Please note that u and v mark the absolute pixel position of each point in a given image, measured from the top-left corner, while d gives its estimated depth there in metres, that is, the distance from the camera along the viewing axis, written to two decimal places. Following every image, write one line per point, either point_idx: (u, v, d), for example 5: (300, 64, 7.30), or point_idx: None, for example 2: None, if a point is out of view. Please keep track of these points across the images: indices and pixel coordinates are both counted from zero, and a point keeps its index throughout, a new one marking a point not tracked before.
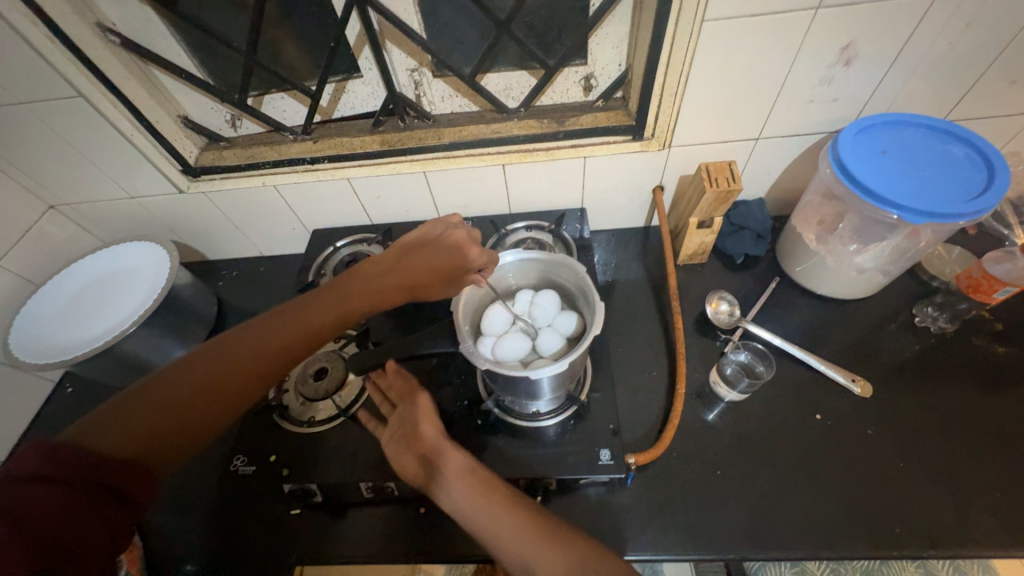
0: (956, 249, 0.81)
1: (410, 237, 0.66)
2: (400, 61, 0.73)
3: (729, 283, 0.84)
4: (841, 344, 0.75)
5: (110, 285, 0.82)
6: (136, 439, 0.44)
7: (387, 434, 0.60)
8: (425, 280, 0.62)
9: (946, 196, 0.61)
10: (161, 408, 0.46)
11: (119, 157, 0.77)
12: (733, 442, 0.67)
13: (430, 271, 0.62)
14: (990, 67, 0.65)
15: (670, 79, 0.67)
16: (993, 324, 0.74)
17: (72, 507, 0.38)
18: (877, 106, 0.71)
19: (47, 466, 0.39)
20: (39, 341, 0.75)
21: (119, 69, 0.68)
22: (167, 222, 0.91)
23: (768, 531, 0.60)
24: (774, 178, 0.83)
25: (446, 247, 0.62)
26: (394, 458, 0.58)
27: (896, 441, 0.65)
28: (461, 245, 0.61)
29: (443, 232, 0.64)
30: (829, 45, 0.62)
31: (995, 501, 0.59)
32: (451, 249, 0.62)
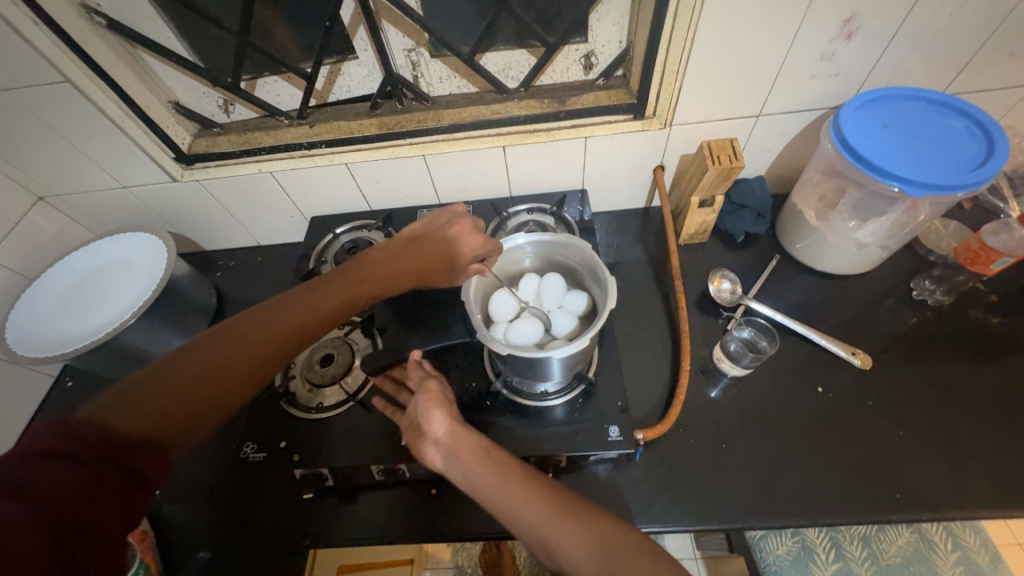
0: (952, 224, 0.83)
1: (415, 227, 0.67)
2: (397, 41, 0.72)
3: (730, 261, 0.85)
4: (840, 319, 0.77)
5: (106, 277, 0.81)
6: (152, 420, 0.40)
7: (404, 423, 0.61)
8: (435, 266, 0.63)
9: (946, 169, 0.61)
10: (176, 388, 0.42)
11: (109, 146, 0.75)
12: (738, 416, 0.69)
13: (439, 258, 0.63)
14: (990, 39, 0.65)
15: (672, 56, 0.66)
16: (988, 295, 0.75)
17: (90, 486, 0.35)
18: (877, 81, 0.71)
19: (64, 443, 0.36)
20: (38, 336, 0.74)
21: (106, 52, 0.66)
22: (161, 213, 0.90)
23: (773, 500, 0.62)
24: (773, 155, 0.83)
25: (456, 236, 0.64)
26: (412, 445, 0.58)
27: (895, 411, 0.67)
28: (470, 235, 0.64)
29: (450, 222, 0.66)
30: (831, 18, 0.62)
31: (991, 465, 0.61)
32: (459, 237, 0.64)
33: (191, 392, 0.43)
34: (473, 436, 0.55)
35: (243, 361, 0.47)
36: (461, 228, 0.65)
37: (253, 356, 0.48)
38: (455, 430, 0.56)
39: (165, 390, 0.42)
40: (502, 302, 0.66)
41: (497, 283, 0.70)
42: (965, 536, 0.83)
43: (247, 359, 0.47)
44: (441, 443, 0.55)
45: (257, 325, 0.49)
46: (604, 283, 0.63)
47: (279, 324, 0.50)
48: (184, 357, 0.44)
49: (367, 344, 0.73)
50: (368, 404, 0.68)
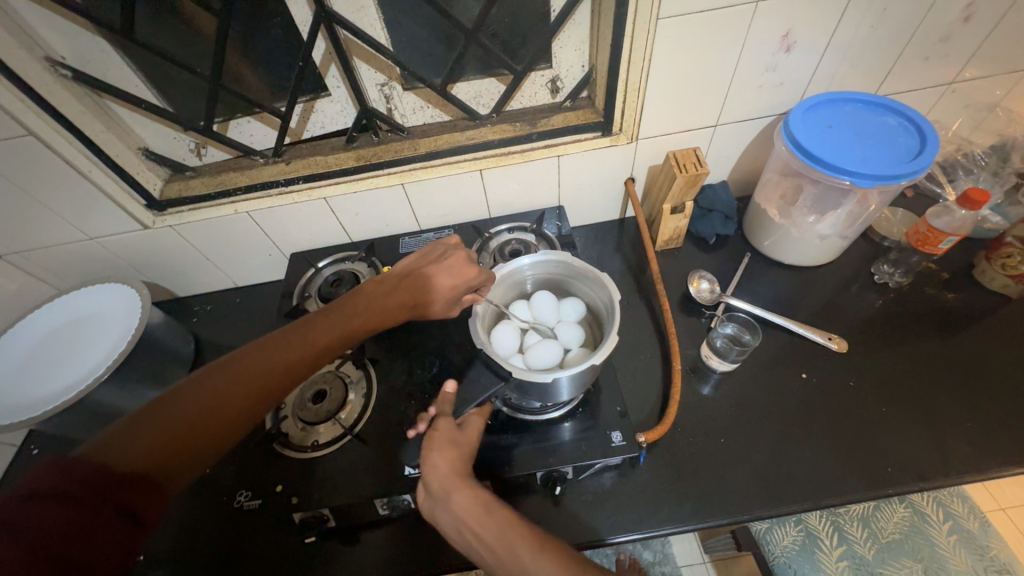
0: (899, 211, 0.90)
1: (411, 258, 0.67)
2: (369, 77, 0.74)
3: (706, 263, 0.89)
4: (813, 307, 0.81)
5: (73, 333, 0.77)
6: (148, 457, 0.42)
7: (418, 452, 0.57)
8: (427, 297, 0.62)
9: (890, 161, 0.67)
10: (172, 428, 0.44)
11: (75, 197, 0.73)
12: (731, 409, 0.71)
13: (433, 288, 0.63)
14: (908, 45, 0.73)
15: (633, 75, 0.70)
16: (941, 273, 0.81)
17: (84, 525, 0.37)
18: (817, 87, 0.78)
19: (63, 482, 0.37)
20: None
21: (72, 102, 0.65)
22: (131, 261, 0.87)
23: (775, 488, 0.63)
24: (733, 161, 0.89)
25: (451, 265, 0.64)
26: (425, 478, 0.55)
27: (875, 389, 0.70)
28: (462, 264, 0.64)
29: (446, 253, 0.66)
30: (771, 34, 0.68)
31: (967, 430, 0.65)
32: (453, 267, 0.64)
33: (186, 430, 0.44)
34: (468, 487, 0.50)
35: (234, 400, 0.47)
36: (454, 256, 0.65)
37: (246, 394, 0.48)
38: (448, 478, 0.50)
39: (161, 426, 0.43)
40: (503, 336, 0.67)
41: (489, 318, 0.71)
42: (953, 505, 0.87)
43: (238, 400, 0.47)
44: (432, 491, 0.51)
45: (251, 363, 0.50)
46: (597, 282, 0.68)
47: (271, 362, 0.50)
48: (180, 395, 0.46)
49: (360, 377, 0.72)
50: (366, 437, 0.66)
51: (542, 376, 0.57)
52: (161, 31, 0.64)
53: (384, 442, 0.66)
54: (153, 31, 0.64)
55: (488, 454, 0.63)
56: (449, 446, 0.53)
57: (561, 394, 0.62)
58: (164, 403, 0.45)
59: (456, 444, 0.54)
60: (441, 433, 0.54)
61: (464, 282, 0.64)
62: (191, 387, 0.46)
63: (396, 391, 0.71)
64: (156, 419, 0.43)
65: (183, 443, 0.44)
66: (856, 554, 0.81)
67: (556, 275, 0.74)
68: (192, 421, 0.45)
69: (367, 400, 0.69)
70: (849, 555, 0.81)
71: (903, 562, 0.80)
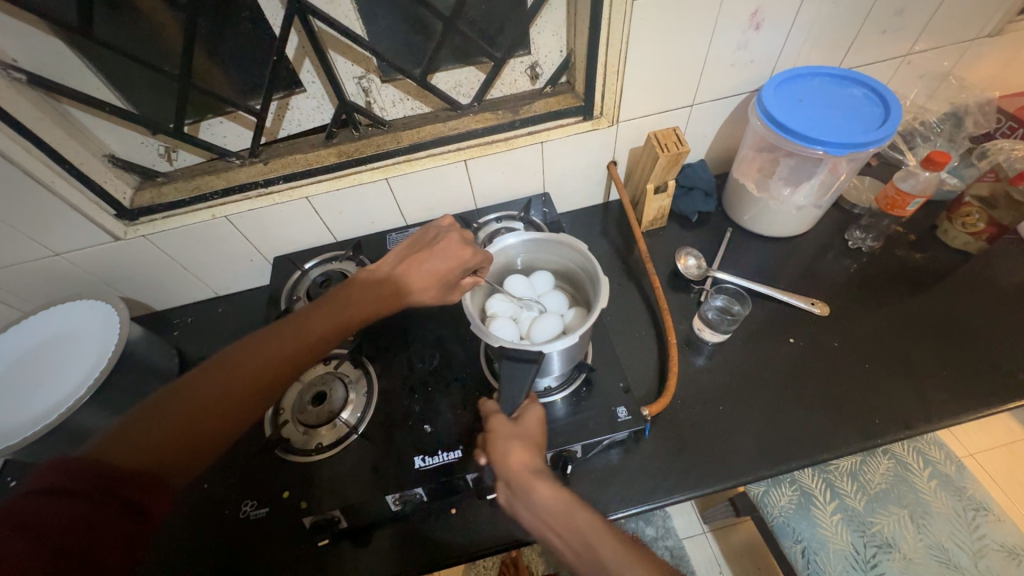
0: (866, 179, 0.94)
1: (401, 245, 0.66)
2: (346, 70, 0.72)
3: (690, 240, 0.91)
4: (795, 275, 0.84)
5: (44, 354, 0.72)
6: (151, 454, 0.42)
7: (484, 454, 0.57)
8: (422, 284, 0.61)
9: (857, 130, 0.70)
10: (171, 426, 0.44)
11: (36, 210, 0.68)
12: (726, 378, 0.73)
13: (427, 274, 0.61)
14: (867, 19, 0.77)
15: (611, 58, 0.71)
16: (908, 235, 0.86)
17: (89, 520, 0.37)
18: (786, 63, 0.81)
19: (64, 480, 0.37)
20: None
21: (29, 109, 0.62)
22: (101, 276, 0.82)
23: (774, 448, 0.66)
24: (709, 139, 0.91)
25: (443, 249, 0.62)
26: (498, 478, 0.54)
27: (857, 347, 0.74)
28: (456, 245, 0.62)
29: (435, 235, 0.65)
30: (742, 12, 0.70)
31: (943, 378, 0.69)
32: (446, 251, 0.62)
33: (185, 426, 0.44)
34: (538, 483, 0.50)
35: (232, 397, 0.47)
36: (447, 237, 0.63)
37: (242, 391, 0.47)
38: (519, 474, 0.51)
39: (159, 426, 0.43)
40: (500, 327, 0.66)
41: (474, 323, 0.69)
42: (932, 452, 0.92)
43: (235, 397, 0.47)
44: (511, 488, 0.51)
45: (243, 361, 0.49)
46: (555, 244, 0.71)
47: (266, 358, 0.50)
48: (176, 395, 0.45)
49: (359, 375, 0.71)
50: (372, 435, 0.65)
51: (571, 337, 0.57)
52: (122, 29, 0.61)
53: (390, 439, 0.65)
54: (113, 29, 0.61)
55: None
56: (514, 441, 0.53)
57: (565, 362, 0.63)
58: (158, 406, 0.44)
59: (522, 438, 0.54)
60: (503, 430, 0.55)
61: (460, 266, 0.62)
62: (186, 386, 0.46)
63: (398, 387, 0.70)
64: (153, 420, 0.43)
65: (184, 439, 0.43)
66: (848, 506, 0.85)
67: (511, 257, 0.75)
68: (190, 418, 0.44)
69: (369, 399, 0.69)
70: (842, 509, 0.85)
71: (891, 509, 0.84)
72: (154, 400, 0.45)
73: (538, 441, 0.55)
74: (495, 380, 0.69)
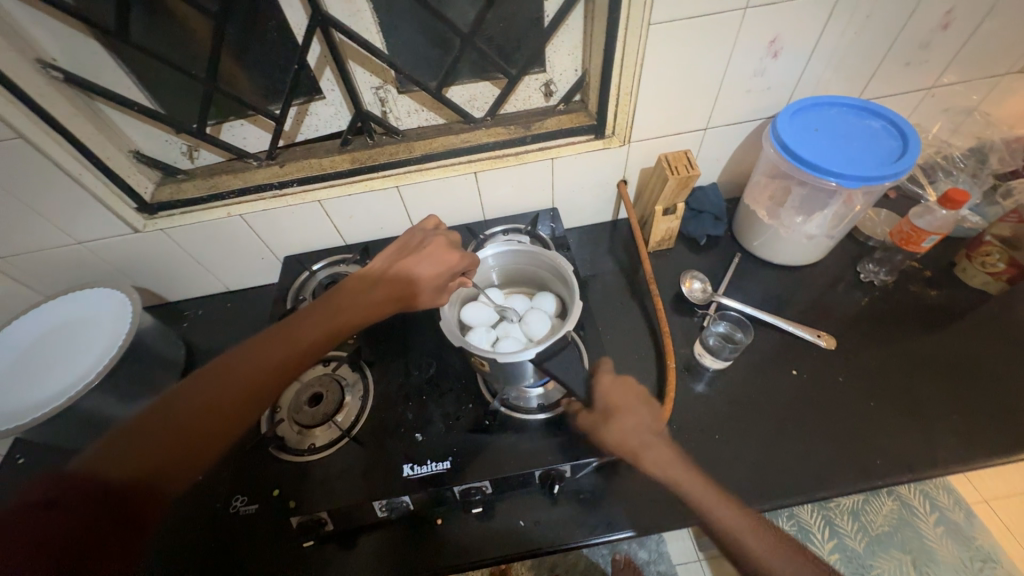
0: (883, 212, 0.92)
1: (390, 248, 0.66)
2: (364, 80, 0.74)
3: (697, 263, 0.90)
4: (803, 306, 0.83)
5: (60, 338, 0.75)
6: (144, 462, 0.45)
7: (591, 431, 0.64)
8: (412, 288, 0.61)
9: (873, 163, 0.69)
10: (163, 437, 0.47)
11: (63, 199, 0.71)
12: (725, 407, 0.72)
13: (418, 278, 0.62)
14: (889, 50, 0.75)
15: (625, 80, 0.72)
16: (924, 272, 0.84)
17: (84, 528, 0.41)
18: (803, 91, 0.80)
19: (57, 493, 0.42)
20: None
21: (64, 105, 0.65)
22: (120, 266, 0.85)
23: (770, 483, 0.64)
24: (722, 163, 0.91)
25: (431, 254, 0.63)
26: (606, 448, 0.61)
27: (863, 384, 0.72)
28: (443, 250, 0.64)
29: (422, 239, 0.66)
30: (760, 40, 0.70)
31: (953, 423, 0.67)
32: (432, 256, 0.64)
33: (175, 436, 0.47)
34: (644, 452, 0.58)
35: (221, 404, 0.49)
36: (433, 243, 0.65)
37: (232, 399, 0.50)
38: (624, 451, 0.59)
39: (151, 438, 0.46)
40: (504, 346, 0.65)
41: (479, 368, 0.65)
42: (940, 497, 0.89)
43: (224, 405, 0.49)
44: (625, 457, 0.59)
45: (232, 371, 0.51)
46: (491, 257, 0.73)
47: (255, 366, 0.52)
48: (169, 404, 0.48)
49: (356, 379, 0.72)
50: (365, 439, 0.66)
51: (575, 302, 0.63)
52: (154, 33, 0.64)
53: (382, 444, 0.65)
54: (145, 32, 0.64)
55: (487, 456, 0.63)
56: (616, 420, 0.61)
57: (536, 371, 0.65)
58: (152, 416, 0.47)
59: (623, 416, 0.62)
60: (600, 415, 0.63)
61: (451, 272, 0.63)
62: (180, 396, 0.49)
63: (394, 393, 0.71)
64: (146, 430, 0.46)
65: (174, 448, 0.46)
66: (847, 546, 0.83)
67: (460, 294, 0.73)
68: (179, 429, 0.47)
69: (363, 403, 0.70)
70: (841, 549, 0.83)
71: (894, 554, 0.82)
72: (150, 409, 0.48)
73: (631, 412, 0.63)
74: (490, 393, 0.70)
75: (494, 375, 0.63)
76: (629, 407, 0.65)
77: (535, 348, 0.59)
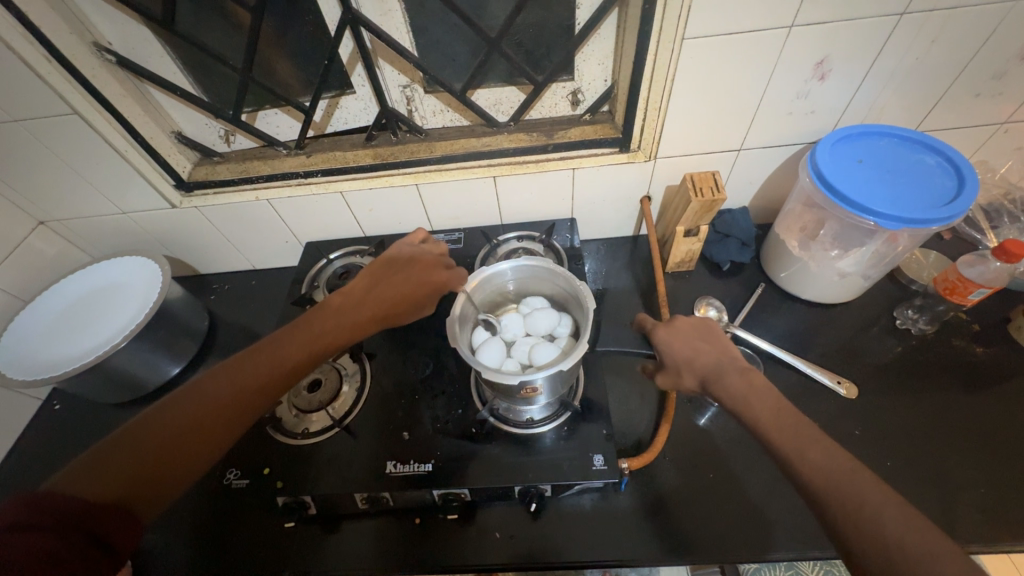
0: (932, 254, 0.85)
1: (373, 265, 0.66)
2: (392, 78, 0.76)
3: (717, 290, 0.86)
4: (826, 348, 0.77)
5: (97, 300, 0.81)
6: (121, 484, 0.43)
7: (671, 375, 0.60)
8: (398, 305, 0.62)
9: (921, 204, 0.63)
10: (138, 459, 0.45)
11: (110, 173, 0.77)
12: (724, 445, 0.69)
13: (403, 294, 0.63)
14: (956, 79, 0.69)
15: (654, 94, 0.69)
16: (971, 325, 0.76)
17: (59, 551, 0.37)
18: (851, 118, 0.74)
19: (30, 515, 0.38)
20: (15, 346, 0.75)
21: (114, 86, 0.70)
22: (158, 236, 0.91)
23: (762, 533, 0.61)
24: (755, 187, 0.86)
25: (415, 274, 0.65)
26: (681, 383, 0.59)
27: (882, 440, 0.67)
28: (427, 267, 0.66)
29: (408, 256, 0.67)
30: (806, 60, 0.65)
31: (980, 497, 0.61)
32: (414, 275, 0.65)
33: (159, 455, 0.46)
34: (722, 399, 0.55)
35: (201, 423, 0.49)
36: (420, 263, 0.66)
37: (217, 416, 0.49)
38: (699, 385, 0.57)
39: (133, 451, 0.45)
40: (543, 355, 0.63)
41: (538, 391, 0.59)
42: None
43: (206, 423, 0.49)
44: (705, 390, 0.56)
45: (212, 389, 0.51)
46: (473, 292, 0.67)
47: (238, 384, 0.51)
48: (144, 428, 0.47)
49: (355, 370, 0.74)
50: (356, 431, 0.68)
51: (577, 284, 0.64)
52: (200, 23, 0.68)
53: (371, 438, 0.67)
54: (192, 22, 0.67)
55: (470, 464, 0.63)
56: (690, 354, 0.59)
57: (551, 392, 0.62)
58: (125, 440, 0.46)
59: (699, 351, 0.59)
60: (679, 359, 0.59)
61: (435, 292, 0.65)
62: (156, 419, 0.48)
63: (390, 388, 0.73)
64: (120, 451, 0.45)
65: (153, 469, 0.45)
66: None
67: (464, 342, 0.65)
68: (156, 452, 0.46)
69: (358, 395, 0.71)
70: None
71: None
72: (121, 433, 0.47)
73: (715, 349, 0.59)
74: (482, 401, 0.70)
75: (551, 388, 0.60)
76: (702, 348, 0.59)
77: (586, 333, 0.58)
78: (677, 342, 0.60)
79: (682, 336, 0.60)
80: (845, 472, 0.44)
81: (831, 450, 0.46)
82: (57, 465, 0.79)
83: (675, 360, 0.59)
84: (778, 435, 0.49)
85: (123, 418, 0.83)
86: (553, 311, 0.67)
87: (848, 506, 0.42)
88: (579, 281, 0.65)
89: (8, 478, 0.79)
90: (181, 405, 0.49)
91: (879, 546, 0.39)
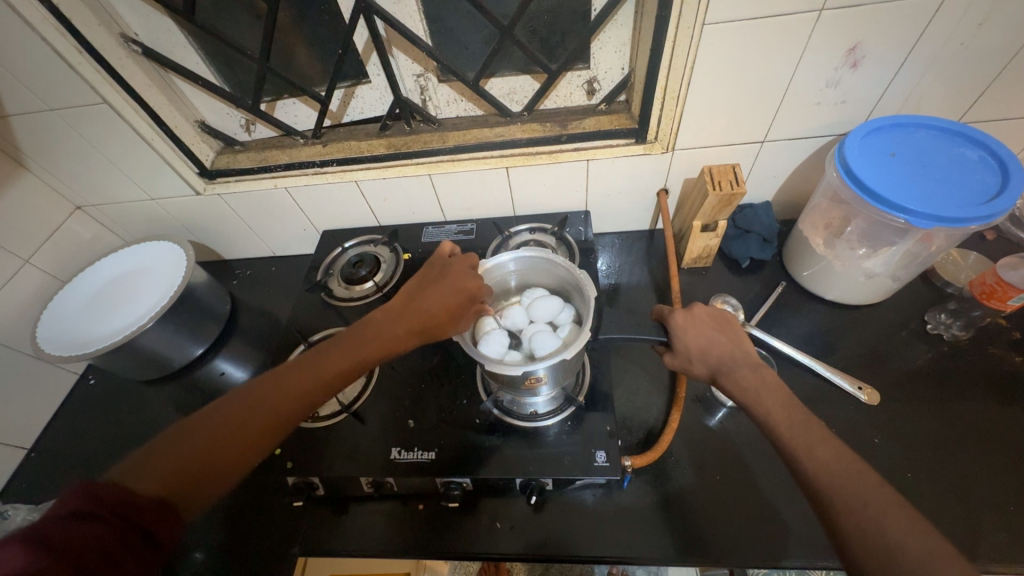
0: (971, 255, 0.80)
1: (416, 277, 0.63)
2: (406, 67, 0.76)
3: (735, 287, 0.84)
4: (848, 351, 0.74)
5: (127, 281, 0.85)
6: (165, 480, 0.43)
7: (682, 359, 0.58)
8: (437, 316, 0.58)
9: (957, 201, 0.59)
10: (181, 459, 0.45)
11: (139, 161, 0.80)
12: (734, 447, 0.67)
13: (441, 304, 0.58)
14: (1007, 66, 0.63)
15: (671, 83, 0.66)
16: (1010, 332, 0.72)
17: (106, 545, 0.37)
18: (885, 109, 0.70)
19: (87, 503, 0.39)
20: (54, 320, 0.80)
21: (141, 76, 0.72)
22: (184, 222, 0.95)
23: (767, 540, 0.59)
24: (779, 181, 0.82)
25: (453, 285, 0.60)
26: (688, 368, 0.57)
27: (904, 451, 0.63)
28: (462, 276, 0.61)
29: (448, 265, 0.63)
30: (836, 47, 0.62)
31: (1008, 516, 0.57)
32: (453, 282, 0.60)
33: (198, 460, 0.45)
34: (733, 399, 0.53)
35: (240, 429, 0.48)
36: (459, 275, 0.61)
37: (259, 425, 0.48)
38: (707, 372, 0.56)
39: (180, 450, 0.45)
40: (546, 343, 0.62)
41: (548, 378, 0.58)
42: None
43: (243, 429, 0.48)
44: (716, 380, 0.55)
45: (256, 396, 0.50)
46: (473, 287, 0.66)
47: (282, 392, 0.50)
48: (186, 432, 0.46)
49: None
50: (363, 416, 0.69)
51: (576, 270, 0.64)
52: (219, 13, 0.69)
53: (378, 424, 0.68)
54: (213, 13, 0.69)
55: (473, 454, 0.64)
56: (705, 342, 0.57)
57: (555, 384, 0.61)
58: (171, 440, 0.46)
59: (717, 342, 0.56)
60: (693, 347, 0.57)
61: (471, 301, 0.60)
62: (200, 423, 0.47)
63: (399, 376, 0.74)
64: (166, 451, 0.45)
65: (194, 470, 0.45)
66: None
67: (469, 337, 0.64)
68: (198, 456, 0.45)
69: (366, 382, 0.73)
70: None
71: None
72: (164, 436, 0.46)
73: (735, 342, 0.56)
74: (487, 392, 0.70)
75: (553, 378, 0.60)
76: (716, 340, 0.57)
77: (591, 322, 0.57)
78: (693, 330, 0.58)
79: (702, 325, 0.58)
80: (852, 473, 0.42)
81: (841, 455, 0.44)
82: (90, 436, 0.84)
83: (687, 348, 0.57)
84: (787, 438, 0.47)
85: (149, 395, 0.87)
86: (554, 299, 0.66)
87: (851, 504, 0.40)
88: (579, 269, 0.64)
89: (47, 447, 0.85)
90: (225, 411, 0.48)
91: (879, 546, 0.38)
